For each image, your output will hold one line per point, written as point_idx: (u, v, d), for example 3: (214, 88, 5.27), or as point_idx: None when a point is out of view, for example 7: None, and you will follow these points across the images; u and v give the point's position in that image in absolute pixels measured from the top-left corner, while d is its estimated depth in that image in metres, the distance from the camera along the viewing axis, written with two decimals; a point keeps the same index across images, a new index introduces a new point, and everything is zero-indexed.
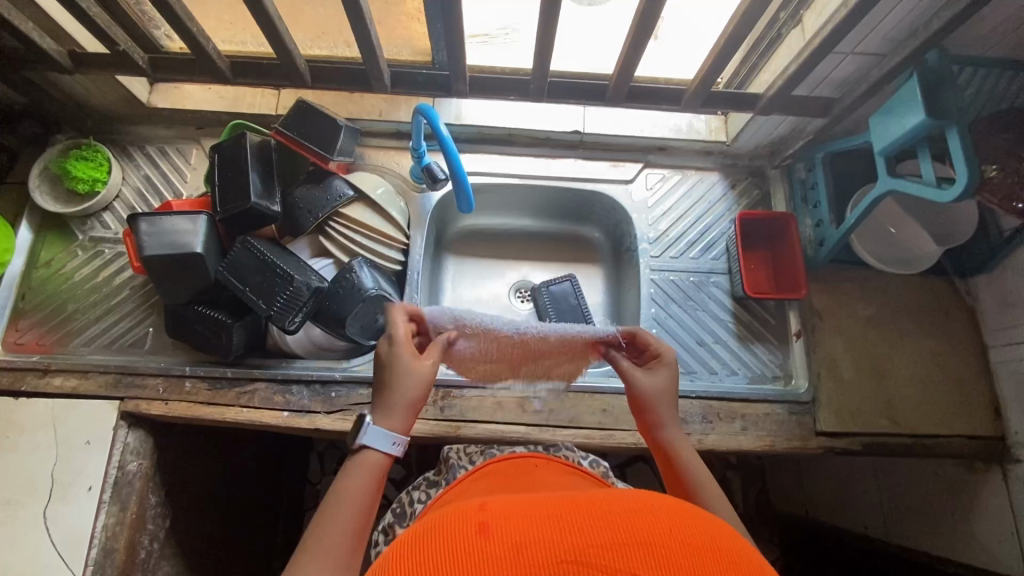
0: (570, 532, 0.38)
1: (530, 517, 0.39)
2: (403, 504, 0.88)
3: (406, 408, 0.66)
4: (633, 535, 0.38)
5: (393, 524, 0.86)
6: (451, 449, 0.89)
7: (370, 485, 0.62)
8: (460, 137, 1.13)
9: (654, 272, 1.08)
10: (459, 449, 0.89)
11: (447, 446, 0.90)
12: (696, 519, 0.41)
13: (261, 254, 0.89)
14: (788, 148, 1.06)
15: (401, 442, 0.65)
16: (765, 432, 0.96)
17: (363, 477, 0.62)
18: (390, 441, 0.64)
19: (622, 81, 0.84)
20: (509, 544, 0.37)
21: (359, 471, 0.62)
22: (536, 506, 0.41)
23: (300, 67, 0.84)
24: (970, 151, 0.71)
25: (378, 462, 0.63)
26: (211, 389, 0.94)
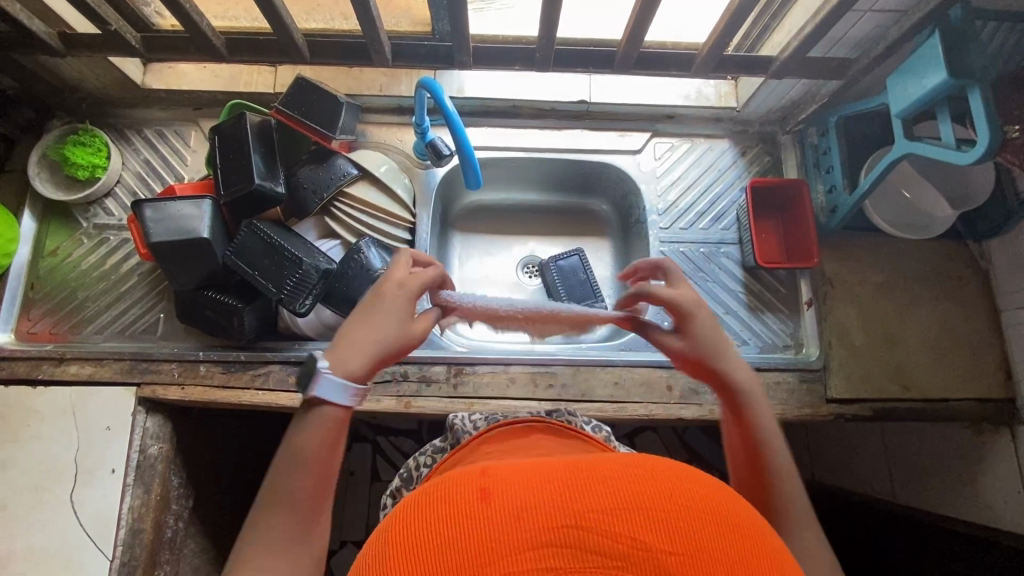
0: (569, 496, 0.38)
1: (530, 481, 0.40)
2: (409, 469, 0.90)
3: (368, 361, 0.61)
4: (632, 500, 0.38)
5: (399, 488, 0.89)
6: (456, 415, 0.90)
7: (330, 435, 0.59)
8: (464, 110, 1.10)
9: (663, 244, 1.07)
10: (462, 415, 0.91)
11: (452, 415, 0.91)
12: (696, 480, 0.41)
13: (267, 237, 0.88)
14: (800, 113, 1.03)
15: (355, 396, 0.60)
16: (777, 401, 0.97)
17: (322, 427, 0.58)
18: (343, 394, 0.59)
19: (631, 47, 0.81)
20: (508, 509, 0.38)
21: (317, 421, 0.58)
22: (536, 470, 0.42)
23: (298, 43, 0.82)
24: (992, 111, 0.70)
25: (336, 416, 0.59)
26: (225, 372, 0.94)
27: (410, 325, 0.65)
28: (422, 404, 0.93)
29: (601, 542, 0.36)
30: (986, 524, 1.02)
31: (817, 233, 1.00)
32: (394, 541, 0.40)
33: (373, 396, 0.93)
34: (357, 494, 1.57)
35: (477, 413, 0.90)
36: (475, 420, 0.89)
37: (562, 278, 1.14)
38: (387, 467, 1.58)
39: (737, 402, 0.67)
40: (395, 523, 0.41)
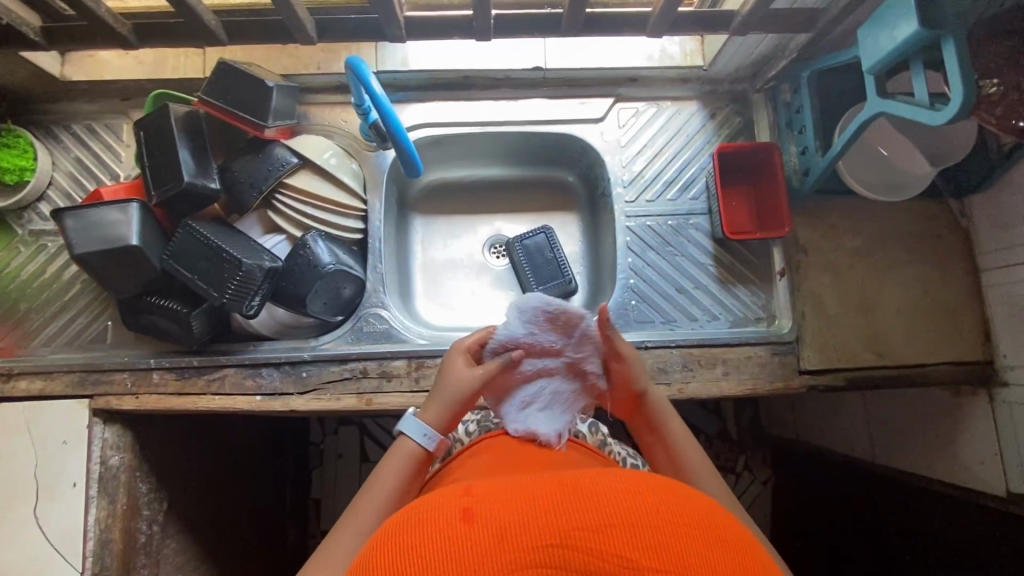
0: (555, 513, 0.38)
1: (514, 501, 0.40)
2: None
3: (443, 406, 0.72)
4: (619, 515, 0.38)
5: None
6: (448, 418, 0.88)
7: (404, 470, 0.68)
8: (411, 85, 1.02)
9: (630, 219, 1.01)
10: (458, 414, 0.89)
11: None
12: (685, 497, 0.41)
13: (204, 238, 0.83)
14: (771, 69, 0.96)
15: (434, 436, 0.70)
16: (747, 376, 0.95)
17: (400, 461, 0.69)
18: (426, 435, 0.70)
19: (576, 8, 0.73)
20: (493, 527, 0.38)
21: (398, 453, 0.70)
22: (523, 488, 0.42)
23: (211, 25, 0.74)
24: (967, 64, 0.64)
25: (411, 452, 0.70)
26: (179, 379, 0.91)
27: (472, 371, 0.72)
28: (384, 400, 0.90)
29: (586, 561, 0.36)
30: (963, 484, 1.04)
31: (787, 200, 0.94)
32: (372, 564, 0.39)
33: (333, 395, 0.90)
34: (348, 475, 1.58)
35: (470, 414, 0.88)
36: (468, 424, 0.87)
37: (534, 259, 1.11)
38: (375, 447, 1.59)
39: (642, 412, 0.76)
40: (378, 544, 0.41)
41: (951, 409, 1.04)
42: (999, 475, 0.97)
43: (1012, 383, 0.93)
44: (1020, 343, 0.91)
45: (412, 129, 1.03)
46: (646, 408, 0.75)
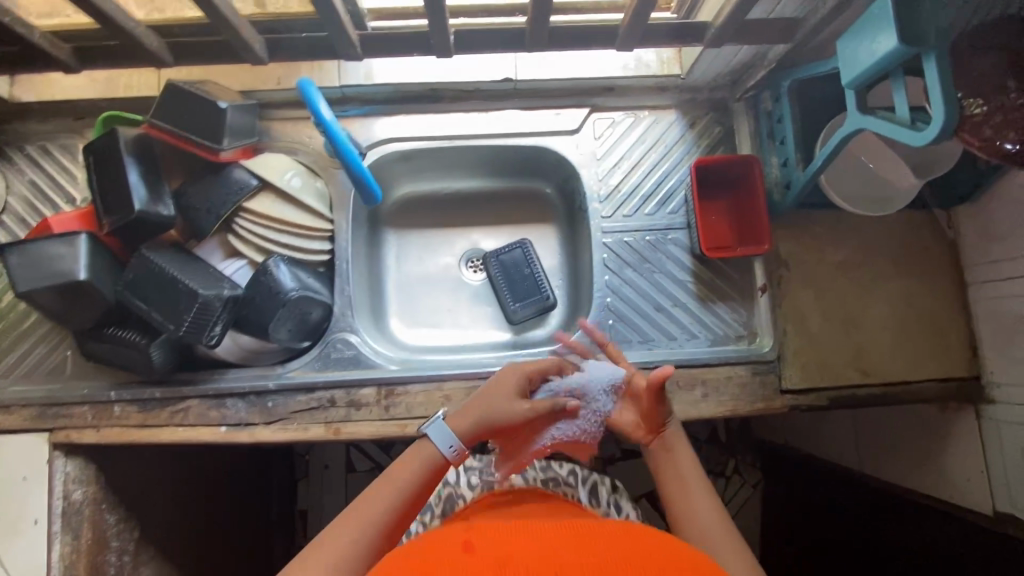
0: (548, 548, 0.46)
1: (515, 540, 0.48)
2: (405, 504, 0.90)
3: (478, 423, 0.73)
4: (601, 550, 0.46)
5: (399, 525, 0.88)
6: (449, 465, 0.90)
7: (423, 475, 0.69)
8: (377, 99, 0.98)
9: (606, 234, 0.98)
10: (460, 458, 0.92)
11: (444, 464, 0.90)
12: (655, 539, 0.50)
13: (159, 269, 0.80)
14: (750, 78, 0.91)
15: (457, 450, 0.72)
16: (727, 397, 0.92)
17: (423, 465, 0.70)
18: (450, 446, 0.71)
19: (538, 24, 0.69)
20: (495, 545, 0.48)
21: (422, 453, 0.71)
22: (521, 534, 0.50)
23: (152, 48, 0.70)
24: (949, 82, 0.61)
25: (434, 455, 0.71)
26: (141, 412, 0.88)
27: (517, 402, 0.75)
28: (352, 430, 0.87)
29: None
30: (949, 499, 1.02)
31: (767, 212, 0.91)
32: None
33: (300, 425, 0.87)
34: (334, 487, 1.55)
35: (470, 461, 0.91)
36: (470, 472, 0.90)
37: (510, 274, 1.09)
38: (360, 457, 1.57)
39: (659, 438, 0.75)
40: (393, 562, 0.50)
41: (938, 424, 1.02)
42: (985, 492, 0.95)
43: (1000, 401, 0.91)
44: (1008, 360, 0.89)
45: (379, 143, 0.99)
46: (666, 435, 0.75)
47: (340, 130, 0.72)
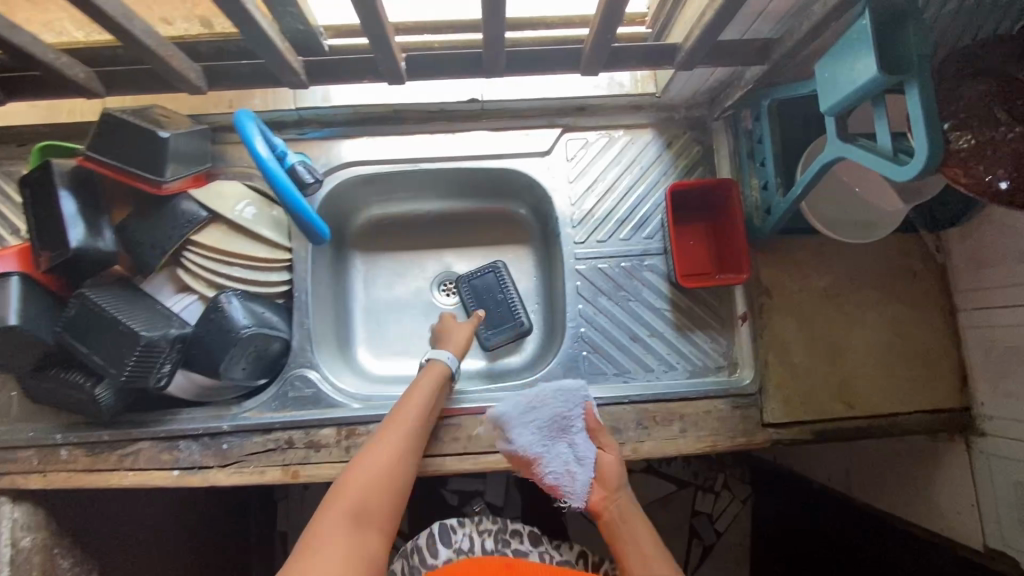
0: None
1: None
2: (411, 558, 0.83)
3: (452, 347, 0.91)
4: None
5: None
6: (462, 529, 0.85)
7: (423, 405, 0.81)
8: (338, 120, 0.93)
9: (579, 261, 0.94)
10: (475, 520, 0.87)
11: (462, 527, 0.85)
12: None
13: (98, 310, 0.74)
14: (727, 97, 0.87)
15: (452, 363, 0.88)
16: (706, 432, 0.87)
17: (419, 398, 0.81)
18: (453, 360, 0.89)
19: (494, 50, 0.65)
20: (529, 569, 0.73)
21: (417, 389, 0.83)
22: None
23: (80, 77, 0.65)
24: (933, 113, 0.56)
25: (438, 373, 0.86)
26: (90, 456, 0.84)
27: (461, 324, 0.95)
28: (311, 473, 0.83)
29: None
30: (940, 532, 0.98)
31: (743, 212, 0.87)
32: None
33: (256, 468, 0.83)
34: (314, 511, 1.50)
35: (486, 524, 0.86)
36: (482, 536, 0.85)
37: (481, 289, 1.04)
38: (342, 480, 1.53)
39: (615, 497, 0.81)
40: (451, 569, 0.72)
41: (928, 453, 0.98)
42: (977, 526, 0.91)
43: (990, 434, 0.87)
44: (998, 391, 0.85)
45: (342, 166, 0.94)
46: (621, 495, 0.81)
47: (276, 167, 0.71)
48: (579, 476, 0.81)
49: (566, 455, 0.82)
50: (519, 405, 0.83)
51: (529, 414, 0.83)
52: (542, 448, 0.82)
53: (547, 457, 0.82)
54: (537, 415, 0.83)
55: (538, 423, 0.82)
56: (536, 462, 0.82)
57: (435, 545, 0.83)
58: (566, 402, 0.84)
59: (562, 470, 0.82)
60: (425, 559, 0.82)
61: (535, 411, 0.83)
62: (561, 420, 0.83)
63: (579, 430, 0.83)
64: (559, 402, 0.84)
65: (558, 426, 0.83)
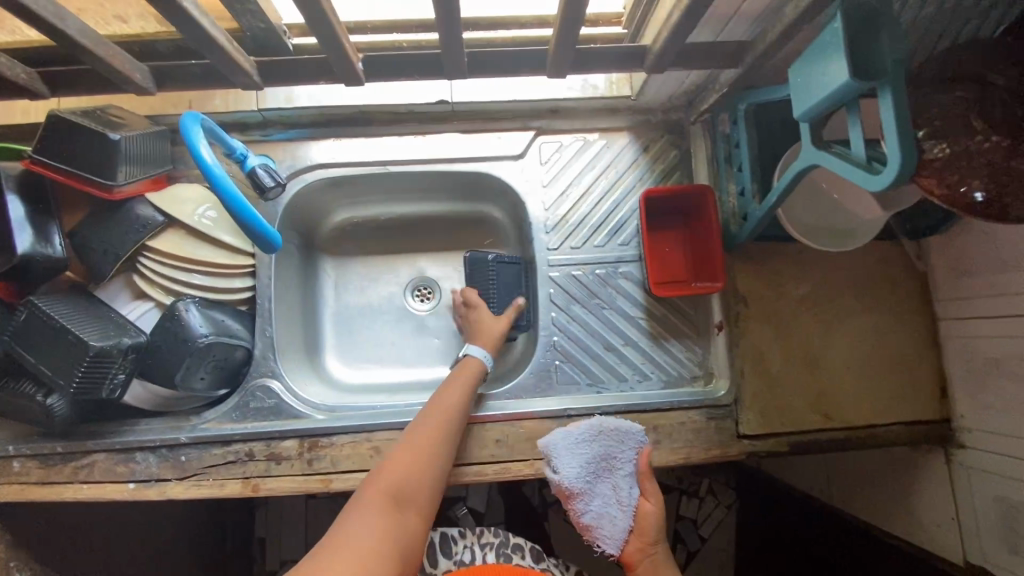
0: None
1: None
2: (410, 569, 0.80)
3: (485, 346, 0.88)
4: None
5: None
6: (462, 541, 0.82)
7: (468, 388, 0.80)
8: (303, 122, 0.90)
9: (552, 267, 0.91)
10: (478, 530, 0.84)
11: (465, 538, 0.83)
12: None
13: (48, 319, 0.72)
14: (703, 100, 0.85)
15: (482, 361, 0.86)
16: (681, 444, 0.85)
17: (462, 384, 0.80)
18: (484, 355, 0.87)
19: (453, 51, 0.62)
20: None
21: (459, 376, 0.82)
22: None
23: (18, 77, 0.62)
24: (907, 119, 0.53)
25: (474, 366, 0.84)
26: (43, 468, 0.81)
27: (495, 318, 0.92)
28: (271, 486, 0.80)
29: None
30: (919, 545, 0.96)
31: (719, 218, 0.85)
32: None
33: (214, 481, 0.80)
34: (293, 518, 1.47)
35: (488, 537, 0.83)
36: (484, 548, 0.83)
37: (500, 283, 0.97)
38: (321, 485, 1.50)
39: (652, 554, 0.78)
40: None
41: (908, 464, 0.96)
42: (956, 541, 0.89)
43: (970, 446, 0.85)
44: (979, 403, 0.83)
45: (308, 169, 0.91)
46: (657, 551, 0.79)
47: (223, 175, 0.67)
48: (617, 521, 0.79)
49: (608, 497, 0.80)
50: (572, 439, 0.80)
51: (579, 449, 0.80)
52: (584, 484, 0.80)
53: (590, 496, 0.80)
54: (589, 450, 0.80)
55: (584, 458, 0.80)
56: (578, 498, 0.80)
57: (435, 554, 0.80)
58: (618, 441, 0.81)
59: (602, 510, 0.80)
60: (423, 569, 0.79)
61: (587, 444, 0.81)
62: (608, 460, 0.81)
63: (627, 475, 0.80)
64: (613, 441, 0.81)
65: (606, 464, 0.81)
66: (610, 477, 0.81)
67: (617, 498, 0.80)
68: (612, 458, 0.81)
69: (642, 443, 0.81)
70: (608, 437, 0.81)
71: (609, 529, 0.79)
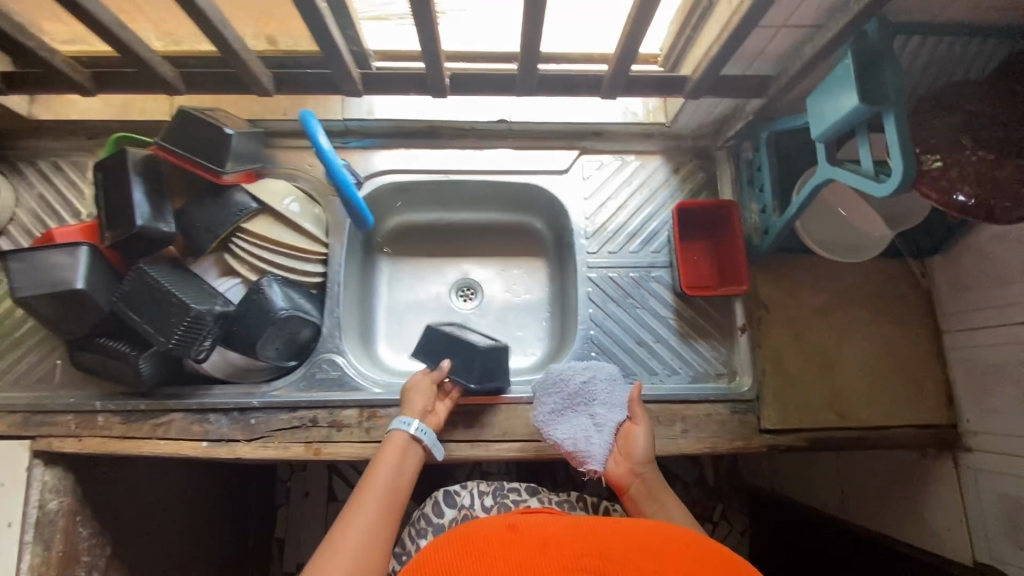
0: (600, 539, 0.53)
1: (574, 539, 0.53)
2: (417, 522, 0.87)
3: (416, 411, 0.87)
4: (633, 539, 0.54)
5: (412, 542, 0.85)
6: (464, 491, 0.89)
7: (395, 457, 0.79)
8: (378, 134, 1.04)
9: (591, 269, 1.01)
10: (471, 482, 0.91)
11: (461, 483, 0.90)
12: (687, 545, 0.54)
13: (156, 283, 0.82)
14: (731, 128, 0.97)
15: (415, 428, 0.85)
16: (707, 434, 0.93)
17: (391, 459, 0.79)
18: (407, 421, 0.84)
19: (529, 69, 0.75)
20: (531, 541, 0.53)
21: (388, 451, 0.81)
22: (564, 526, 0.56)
23: (166, 74, 0.76)
24: (908, 138, 0.64)
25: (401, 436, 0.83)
26: (124, 423, 0.89)
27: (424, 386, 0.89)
28: (332, 450, 0.88)
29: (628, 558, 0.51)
30: (930, 549, 1.00)
31: (743, 232, 0.95)
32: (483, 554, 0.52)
33: (281, 443, 0.89)
34: (314, 517, 1.51)
35: (482, 485, 0.90)
36: (483, 496, 0.89)
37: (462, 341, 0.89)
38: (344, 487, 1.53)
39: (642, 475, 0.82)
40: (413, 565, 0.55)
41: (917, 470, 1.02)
42: (966, 541, 0.94)
43: (976, 448, 0.92)
44: (982, 407, 0.90)
45: (378, 174, 1.03)
46: (649, 474, 0.82)
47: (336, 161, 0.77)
48: (599, 440, 0.84)
49: (587, 424, 0.86)
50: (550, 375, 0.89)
51: (563, 377, 0.88)
52: (561, 413, 0.87)
53: (570, 423, 0.86)
54: (563, 384, 0.88)
55: (561, 390, 0.88)
56: (560, 427, 0.86)
57: (440, 507, 0.87)
58: (590, 373, 0.89)
59: (583, 436, 0.85)
60: (431, 520, 0.86)
61: (561, 378, 0.89)
62: (588, 388, 0.88)
63: (602, 401, 0.87)
64: (585, 373, 0.89)
65: (583, 394, 0.87)
66: (587, 404, 0.87)
67: (597, 423, 0.86)
68: (587, 390, 0.88)
69: (615, 375, 0.90)
70: (580, 370, 0.89)
71: (593, 453, 0.83)
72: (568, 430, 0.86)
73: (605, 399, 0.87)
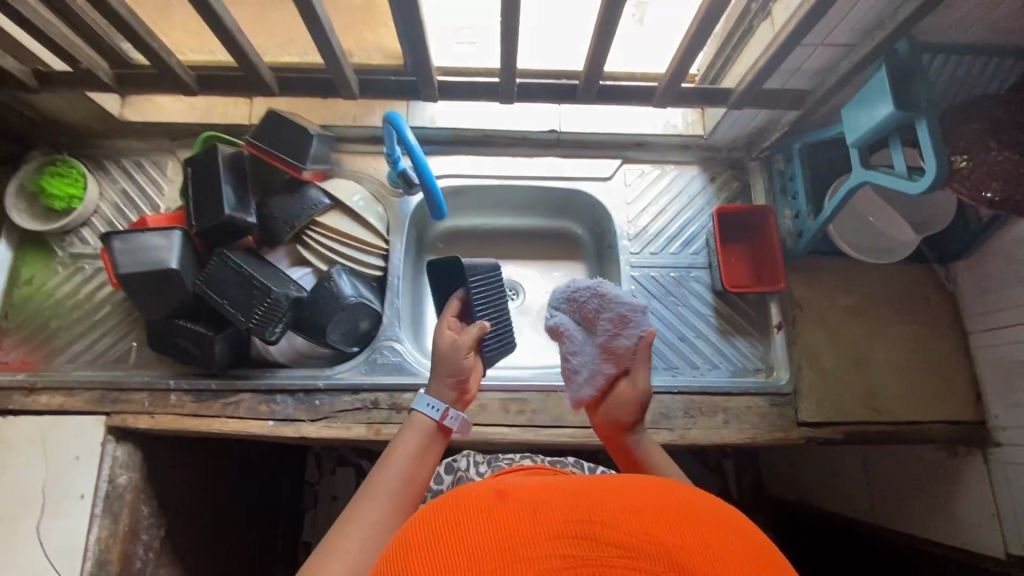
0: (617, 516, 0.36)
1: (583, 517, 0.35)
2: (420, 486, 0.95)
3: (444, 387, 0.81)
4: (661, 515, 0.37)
5: None
6: (461, 458, 0.98)
7: (417, 444, 0.74)
8: (437, 141, 1.12)
9: (634, 268, 1.08)
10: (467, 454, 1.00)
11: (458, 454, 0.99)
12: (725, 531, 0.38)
13: (238, 267, 0.89)
14: (765, 140, 1.05)
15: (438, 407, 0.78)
16: (747, 425, 0.97)
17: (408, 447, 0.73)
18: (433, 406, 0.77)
19: (591, 79, 0.84)
20: (521, 507, 0.36)
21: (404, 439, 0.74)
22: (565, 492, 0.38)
23: (264, 75, 0.85)
24: (940, 141, 0.72)
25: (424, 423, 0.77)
26: (195, 402, 0.94)
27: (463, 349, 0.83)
28: (392, 431, 0.92)
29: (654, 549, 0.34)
30: (963, 547, 1.02)
31: (777, 236, 1.02)
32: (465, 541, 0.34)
33: (344, 423, 0.93)
34: None
35: (476, 455, 0.99)
36: (478, 464, 0.98)
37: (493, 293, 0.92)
38: None
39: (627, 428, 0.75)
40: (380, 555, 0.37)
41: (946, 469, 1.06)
42: (997, 535, 0.97)
43: (1005, 443, 0.96)
44: (1010, 403, 0.95)
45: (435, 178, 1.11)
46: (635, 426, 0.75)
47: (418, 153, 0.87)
48: (585, 377, 0.77)
49: (584, 355, 0.78)
50: (575, 289, 0.78)
51: (573, 296, 0.79)
52: (568, 329, 0.79)
53: (569, 345, 0.79)
54: (579, 300, 0.78)
55: (575, 305, 0.78)
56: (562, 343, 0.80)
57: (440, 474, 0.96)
58: (607, 304, 0.75)
59: (574, 363, 0.78)
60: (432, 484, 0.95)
61: (580, 294, 0.78)
62: (598, 315, 0.76)
63: (604, 341, 0.75)
64: (601, 303, 0.76)
65: (590, 322, 0.77)
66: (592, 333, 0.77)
67: (590, 361, 0.77)
68: (595, 322, 0.76)
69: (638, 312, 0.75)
70: (596, 298, 0.76)
71: (579, 386, 0.78)
72: (566, 351, 0.79)
73: (607, 344, 0.75)
